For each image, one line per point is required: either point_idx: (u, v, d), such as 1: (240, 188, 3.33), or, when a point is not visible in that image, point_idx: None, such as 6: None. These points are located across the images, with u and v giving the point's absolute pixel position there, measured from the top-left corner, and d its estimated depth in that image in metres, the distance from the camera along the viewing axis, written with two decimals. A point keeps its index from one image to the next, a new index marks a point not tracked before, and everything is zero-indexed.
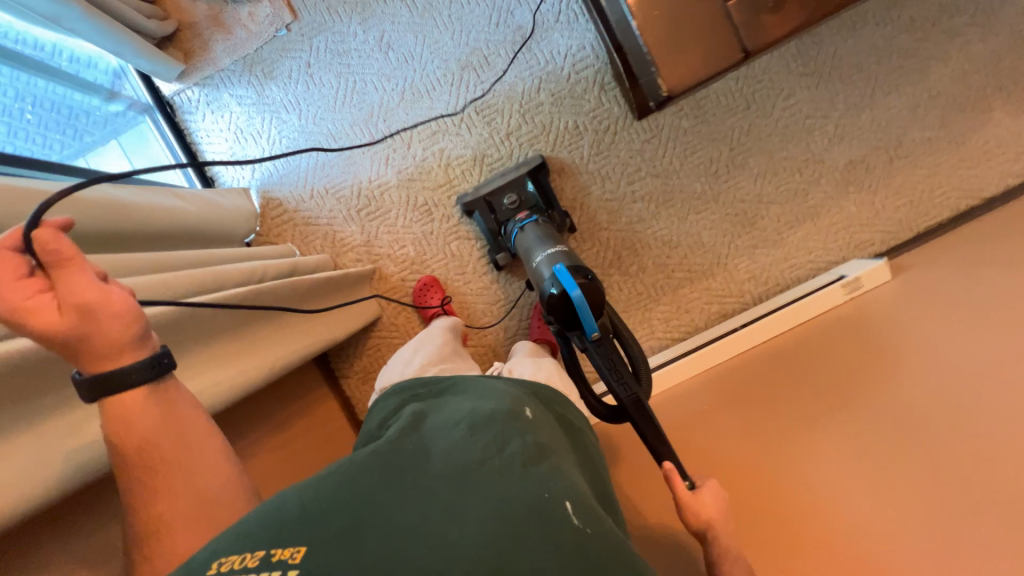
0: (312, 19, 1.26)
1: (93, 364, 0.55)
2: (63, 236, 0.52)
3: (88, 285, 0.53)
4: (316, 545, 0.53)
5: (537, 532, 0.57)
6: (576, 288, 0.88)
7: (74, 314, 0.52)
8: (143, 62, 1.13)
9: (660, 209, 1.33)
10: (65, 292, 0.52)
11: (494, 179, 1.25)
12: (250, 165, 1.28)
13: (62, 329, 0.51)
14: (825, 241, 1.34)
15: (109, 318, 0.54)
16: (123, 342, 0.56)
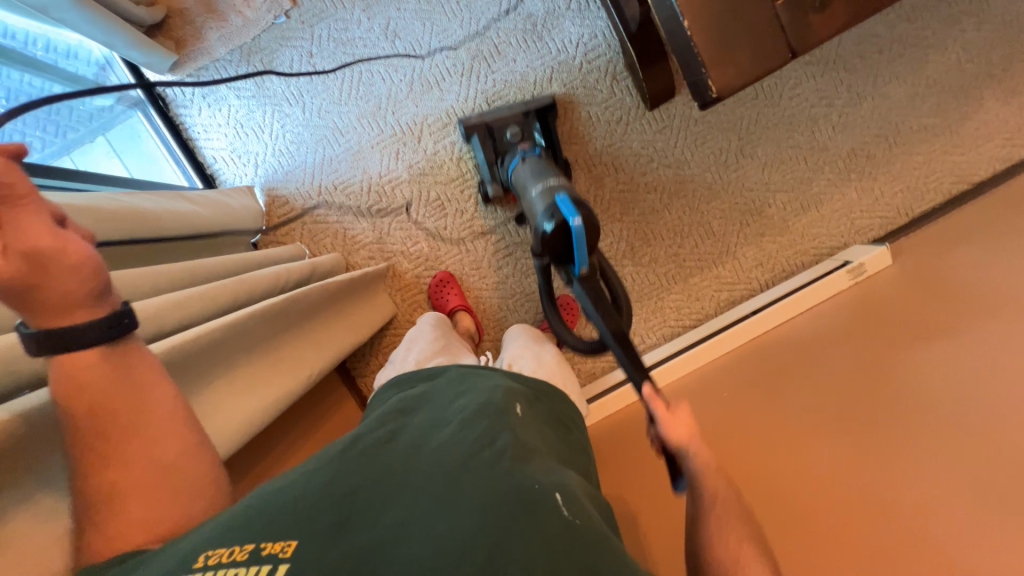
0: (313, 6, 1.20)
1: (42, 318, 0.47)
2: (17, 167, 0.44)
3: (39, 227, 0.45)
4: (308, 538, 0.43)
5: (545, 527, 0.45)
6: (578, 216, 0.79)
7: (22, 262, 0.43)
8: (136, 54, 1.06)
9: (672, 199, 1.35)
10: (13, 236, 0.44)
11: (500, 110, 1.20)
12: (252, 162, 1.23)
13: (7, 279, 0.43)
14: (828, 227, 1.38)
15: (66, 269, 0.46)
16: (79, 296, 0.48)
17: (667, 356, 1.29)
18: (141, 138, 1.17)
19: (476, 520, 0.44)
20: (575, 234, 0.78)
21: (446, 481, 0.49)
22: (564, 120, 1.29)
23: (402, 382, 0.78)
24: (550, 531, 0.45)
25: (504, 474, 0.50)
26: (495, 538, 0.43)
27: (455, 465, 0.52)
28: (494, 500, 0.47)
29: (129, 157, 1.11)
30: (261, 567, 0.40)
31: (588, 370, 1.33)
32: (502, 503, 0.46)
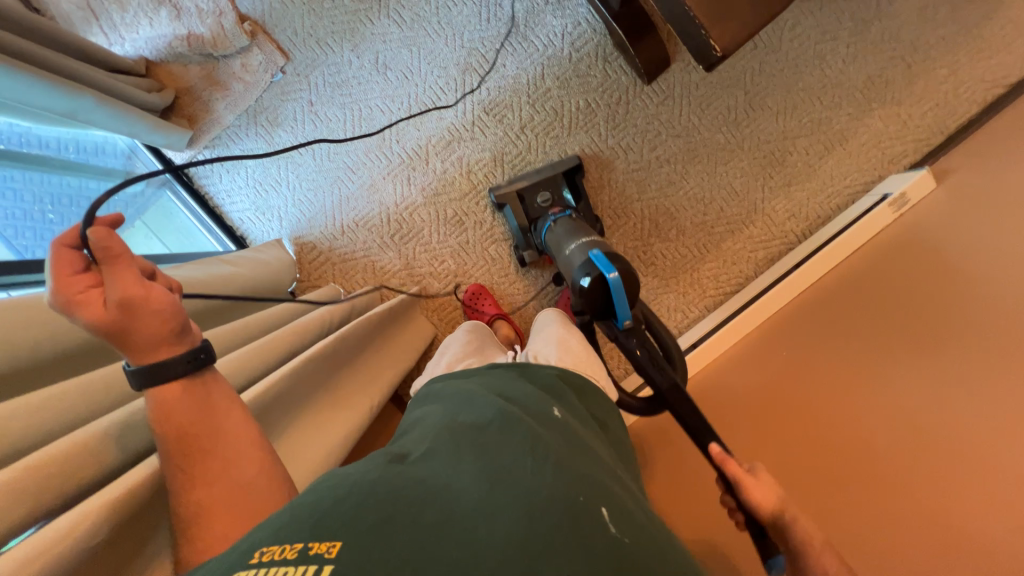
0: (304, 57, 1.24)
1: (136, 355, 0.50)
2: (115, 234, 0.48)
3: (129, 279, 0.48)
4: (353, 536, 0.40)
5: (592, 544, 0.43)
6: (614, 270, 0.79)
7: (116, 311, 0.47)
8: (158, 137, 1.13)
9: (688, 168, 1.32)
10: (111, 288, 0.47)
11: (529, 175, 1.23)
12: (276, 216, 1.28)
13: (104, 325, 0.47)
14: (857, 163, 1.32)
15: (151, 314, 0.49)
16: (161, 337, 0.50)
17: (714, 326, 1.25)
18: (174, 213, 1.23)
19: (522, 531, 0.42)
20: (614, 289, 0.78)
21: (492, 489, 0.47)
22: (564, 114, 1.28)
23: (439, 387, 0.76)
24: (597, 549, 0.43)
25: (549, 484, 0.48)
26: (541, 552, 0.40)
27: (500, 473, 0.50)
28: (541, 510, 0.44)
29: (166, 235, 1.17)
30: (307, 567, 0.37)
31: None
32: (550, 515, 0.44)
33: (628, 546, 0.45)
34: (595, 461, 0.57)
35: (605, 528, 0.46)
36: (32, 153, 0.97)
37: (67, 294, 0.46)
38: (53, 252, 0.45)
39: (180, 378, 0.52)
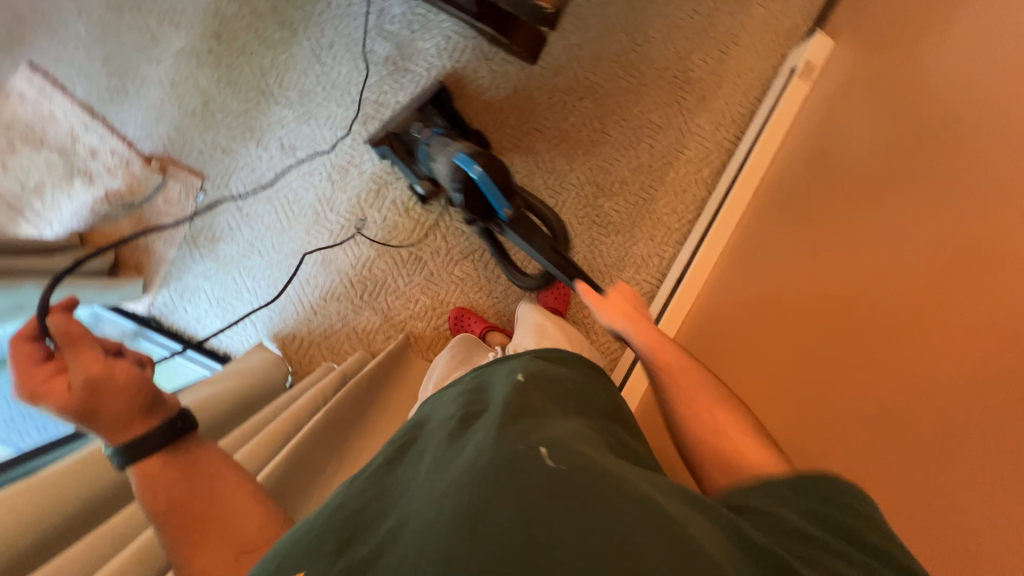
0: (218, 169, 1.28)
1: (110, 434, 0.53)
2: (73, 318, 0.53)
3: (90, 362, 0.52)
4: (313, 564, 0.43)
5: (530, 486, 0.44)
6: (475, 165, 0.88)
7: (81, 391, 0.51)
8: (109, 295, 1.16)
9: (605, 122, 1.35)
10: (74, 371, 0.51)
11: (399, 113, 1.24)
12: (248, 322, 1.30)
13: (70, 406, 0.51)
14: (757, 52, 1.34)
15: (116, 391, 0.53)
16: (132, 413, 0.53)
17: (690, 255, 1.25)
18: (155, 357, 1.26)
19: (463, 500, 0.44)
20: (480, 180, 0.88)
21: (443, 475, 0.49)
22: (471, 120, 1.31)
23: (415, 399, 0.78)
24: (535, 490, 0.44)
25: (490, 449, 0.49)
26: (479, 511, 0.42)
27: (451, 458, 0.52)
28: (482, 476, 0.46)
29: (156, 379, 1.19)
30: None
31: None
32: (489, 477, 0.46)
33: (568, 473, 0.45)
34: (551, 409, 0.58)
35: (544, 468, 0.46)
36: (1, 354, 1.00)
37: (33, 383, 0.50)
38: (14, 346, 0.51)
39: (176, 482, 0.53)
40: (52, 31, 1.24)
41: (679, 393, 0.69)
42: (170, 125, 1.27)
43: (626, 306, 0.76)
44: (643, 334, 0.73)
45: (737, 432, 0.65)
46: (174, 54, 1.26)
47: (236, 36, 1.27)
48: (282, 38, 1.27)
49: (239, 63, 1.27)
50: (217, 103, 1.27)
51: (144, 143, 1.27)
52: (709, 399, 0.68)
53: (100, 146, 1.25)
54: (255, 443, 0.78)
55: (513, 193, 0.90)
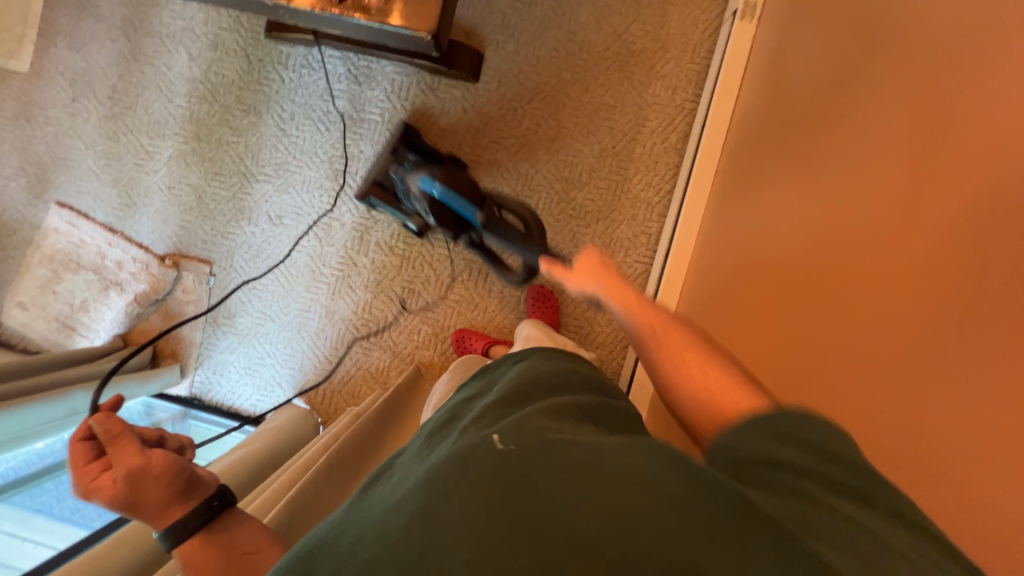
0: (221, 253, 1.41)
1: (154, 520, 0.63)
2: (111, 417, 0.65)
3: (123, 458, 0.63)
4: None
5: (483, 476, 0.43)
6: (436, 184, 0.98)
7: (122, 484, 0.62)
8: (151, 385, 1.29)
9: (559, 116, 1.35)
10: (117, 467, 0.63)
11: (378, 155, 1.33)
12: (275, 383, 1.41)
13: (116, 498, 0.62)
14: (697, 7, 1.30)
15: (151, 477, 0.63)
16: (161, 499, 0.63)
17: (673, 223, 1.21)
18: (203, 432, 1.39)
19: (415, 503, 0.43)
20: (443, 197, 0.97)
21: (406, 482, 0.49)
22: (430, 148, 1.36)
23: None
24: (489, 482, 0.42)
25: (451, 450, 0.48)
26: (432, 510, 0.42)
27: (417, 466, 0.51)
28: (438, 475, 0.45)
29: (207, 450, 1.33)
30: None
31: None
32: (445, 475, 0.45)
33: (521, 457, 0.44)
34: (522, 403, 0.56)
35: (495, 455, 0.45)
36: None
37: (87, 482, 0.63)
38: (73, 449, 0.65)
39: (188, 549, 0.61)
40: (70, 171, 1.43)
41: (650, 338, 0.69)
42: (175, 224, 1.42)
43: (588, 263, 0.76)
44: (609, 289, 0.74)
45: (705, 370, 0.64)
46: (167, 162, 1.42)
47: (213, 133, 1.40)
48: (250, 123, 1.39)
49: (220, 155, 1.40)
50: (209, 195, 1.41)
51: (158, 245, 1.42)
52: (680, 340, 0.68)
53: (123, 257, 1.41)
54: (265, 500, 0.84)
55: (480, 200, 0.98)
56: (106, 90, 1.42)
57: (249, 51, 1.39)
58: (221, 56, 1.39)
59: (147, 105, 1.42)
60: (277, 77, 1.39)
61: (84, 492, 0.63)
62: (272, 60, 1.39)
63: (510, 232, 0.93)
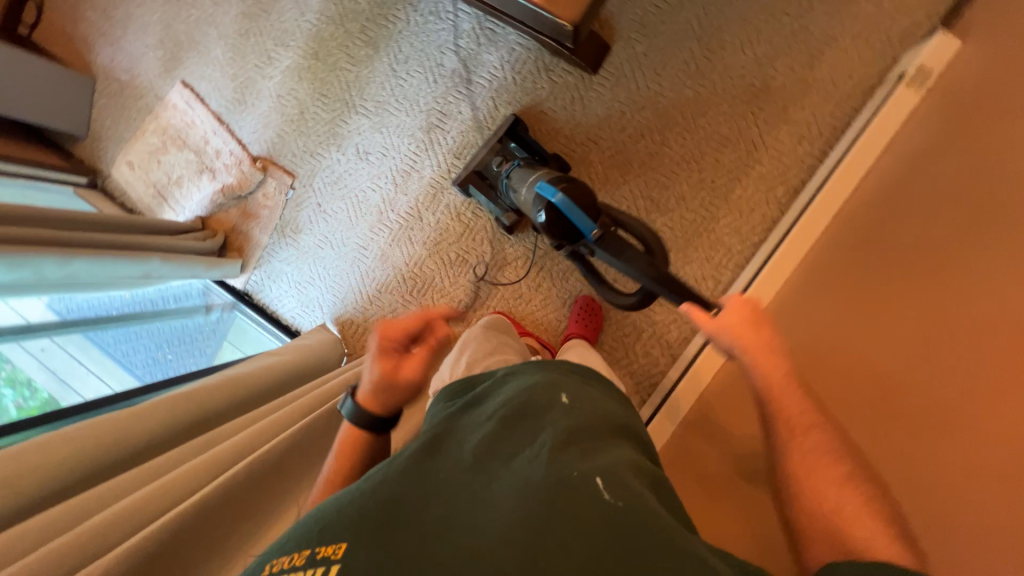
0: (306, 170, 1.47)
1: (369, 400, 0.75)
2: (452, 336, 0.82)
3: (422, 351, 0.79)
4: (358, 539, 0.49)
5: (580, 515, 0.48)
6: (558, 192, 0.91)
7: (393, 371, 0.76)
8: (214, 272, 1.38)
9: (667, 133, 1.27)
10: (405, 361, 0.77)
11: (478, 152, 1.31)
12: (317, 304, 1.49)
13: (380, 370, 0.76)
14: (858, 58, 1.17)
15: (398, 386, 0.76)
16: (383, 399, 0.75)
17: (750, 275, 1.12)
18: (244, 326, 1.51)
19: (515, 519, 0.49)
20: (562, 206, 0.90)
21: (492, 487, 0.54)
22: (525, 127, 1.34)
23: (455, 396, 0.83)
24: (587, 521, 0.48)
25: (544, 475, 0.54)
26: (534, 531, 0.47)
27: (499, 472, 0.56)
28: (536, 499, 0.51)
29: (244, 344, 1.47)
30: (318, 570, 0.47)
31: (676, 336, 1.27)
32: (543, 503, 0.50)
33: (624, 510, 0.49)
34: (596, 442, 0.61)
35: (598, 499, 0.50)
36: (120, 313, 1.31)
37: (397, 339, 0.78)
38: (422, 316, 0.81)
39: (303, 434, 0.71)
40: (200, 55, 1.53)
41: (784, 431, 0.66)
42: (274, 131, 1.48)
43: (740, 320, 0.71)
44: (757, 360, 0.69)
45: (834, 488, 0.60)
46: (284, 71, 1.48)
47: (331, 55, 1.44)
48: (367, 55, 1.42)
49: (331, 78, 1.44)
50: (311, 113, 1.46)
51: (253, 146, 1.50)
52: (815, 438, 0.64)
53: (222, 148, 1.51)
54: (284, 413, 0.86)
55: (597, 214, 0.88)
56: None
57: None
58: None
59: (281, 13, 1.48)
60: (405, 16, 1.39)
61: (386, 344, 0.78)
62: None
63: (629, 249, 0.80)
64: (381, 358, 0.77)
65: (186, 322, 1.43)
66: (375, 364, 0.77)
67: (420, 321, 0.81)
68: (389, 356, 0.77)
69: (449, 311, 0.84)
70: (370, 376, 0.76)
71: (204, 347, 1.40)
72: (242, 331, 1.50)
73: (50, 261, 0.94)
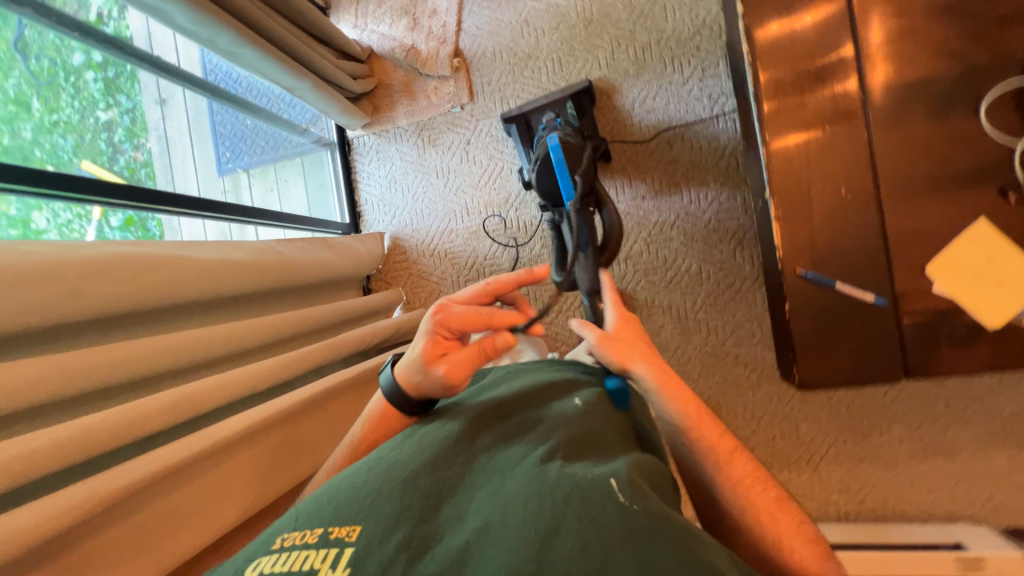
0: (484, 105, 1.35)
1: (402, 377, 0.68)
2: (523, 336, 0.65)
3: (473, 355, 0.63)
4: (368, 522, 0.49)
5: (597, 522, 0.45)
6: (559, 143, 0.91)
7: (439, 361, 0.64)
8: (341, 118, 1.31)
9: (763, 383, 1.21)
10: (453, 361, 0.63)
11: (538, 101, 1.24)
12: (393, 212, 1.46)
13: (427, 351, 0.65)
14: (954, 489, 1.12)
15: (439, 382, 0.64)
16: (419, 381, 0.66)
17: None
18: (322, 165, 1.52)
19: (527, 520, 0.47)
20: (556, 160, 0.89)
21: (502, 486, 0.52)
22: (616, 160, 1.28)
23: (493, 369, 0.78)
24: (602, 527, 0.45)
25: (554, 473, 0.51)
26: (547, 530, 0.46)
27: (507, 473, 0.54)
28: (545, 498, 0.48)
29: (310, 179, 1.50)
30: (327, 551, 0.47)
31: None
32: (554, 502, 0.47)
33: (647, 519, 0.45)
34: (613, 446, 0.57)
35: (614, 504, 0.46)
36: (251, 101, 1.34)
37: (455, 322, 0.64)
38: (500, 312, 0.65)
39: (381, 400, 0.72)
40: None
41: (723, 473, 0.58)
42: (492, 46, 1.34)
43: (630, 338, 0.63)
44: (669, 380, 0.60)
45: (795, 524, 0.56)
46: (550, 4, 1.30)
47: (599, 35, 1.27)
48: (625, 69, 1.26)
49: (579, 55, 1.28)
50: (534, 64, 1.31)
51: (465, 39, 1.35)
52: (756, 471, 0.59)
53: (440, 12, 1.36)
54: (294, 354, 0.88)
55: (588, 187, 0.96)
56: None
57: (704, 29, 1.20)
58: (685, 3, 1.21)
59: None
60: (688, 73, 1.22)
61: (442, 325, 0.65)
62: (704, 57, 1.20)
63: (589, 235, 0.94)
64: (426, 340, 0.65)
65: (293, 141, 1.47)
66: (420, 344, 0.66)
67: (480, 314, 0.64)
68: (442, 339, 0.65)
69: (524, 318, 0.65)
70: (413, 354, 0.66)
71: (269, 159, 1.42)
72: (321, 183, 1.52)
73: (224, 37, 0.87)
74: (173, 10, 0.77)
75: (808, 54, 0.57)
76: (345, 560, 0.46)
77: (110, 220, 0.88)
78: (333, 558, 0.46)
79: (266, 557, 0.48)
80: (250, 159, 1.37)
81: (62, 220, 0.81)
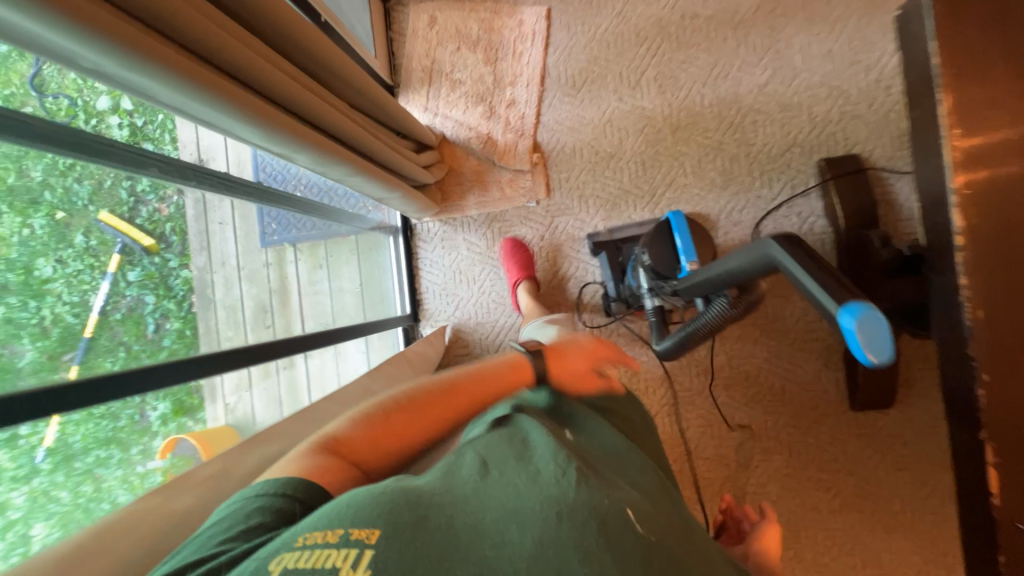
0: (560, 201, 1.30)
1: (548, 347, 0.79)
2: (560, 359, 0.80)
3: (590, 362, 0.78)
4: (390, 529, 0.46)
5: (613, 546, 0.44)
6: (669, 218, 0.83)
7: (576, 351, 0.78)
8: (416, 215, 1.26)
9: (844, 508, 1.16)
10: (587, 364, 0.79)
11: (631, 226, 1.24)
12: (455, 303, 1.39)
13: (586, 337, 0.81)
14: None
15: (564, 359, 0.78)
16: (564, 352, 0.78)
17: None
18: (380, 248, 1.45)
19: (542, 536, 0.44)
20: (679, 235, 0.79)
21: (518, 496, 0.50)
22: None
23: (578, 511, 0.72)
24: (619, 552, 0.43)
25: (571, 491, 0.49)
26: (560, 553, 0.43)
27: (519, 481, 0.52)
28: (560, 519, 0.46)
29: (366, 264, 1.41)
30: (348, 551, 0.44)
31: None
32: (571, 521, 0.46)
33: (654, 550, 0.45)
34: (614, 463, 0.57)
35: (630, 529, 0.46)
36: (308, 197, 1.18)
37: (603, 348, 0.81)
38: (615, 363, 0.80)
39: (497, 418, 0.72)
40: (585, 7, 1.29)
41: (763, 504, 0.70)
42: (573, 142, 1.30)
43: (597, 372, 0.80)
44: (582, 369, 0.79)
45: None
46: (635, 106, 1.26)
47: (686, 142, 1.24)
48: (711, 179, 1.23)
49: (664, 160, 1.25)
50: (615, 164, 1.28)
51: (543, 132, 1.31)
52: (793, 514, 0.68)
53: (519, 103, 1.31)
54: None
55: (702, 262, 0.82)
56: (691, 4, 1.23)
57: (795, 147, 1.19)
58: (776, 119, 1.19)
59: (688, 59, 1.24)
60: (778, 189, 1.19)
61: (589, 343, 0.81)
62: (795, 174, 1.19)
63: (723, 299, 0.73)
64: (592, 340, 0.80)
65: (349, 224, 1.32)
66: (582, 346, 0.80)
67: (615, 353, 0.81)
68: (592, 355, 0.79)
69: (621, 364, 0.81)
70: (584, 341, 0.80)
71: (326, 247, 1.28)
72: (380, 268, 1.44)
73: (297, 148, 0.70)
74: (230, 125, 0.60)
75: (1012, 284, 0.55)
76: (365, 561, 0.43)
77: (127, 276, 0.77)
78: (354, 558, 0.44)
79: (290, 554, 0.46)
80: (297, 233, 1.21)
81: (70, 270, 0.70)
